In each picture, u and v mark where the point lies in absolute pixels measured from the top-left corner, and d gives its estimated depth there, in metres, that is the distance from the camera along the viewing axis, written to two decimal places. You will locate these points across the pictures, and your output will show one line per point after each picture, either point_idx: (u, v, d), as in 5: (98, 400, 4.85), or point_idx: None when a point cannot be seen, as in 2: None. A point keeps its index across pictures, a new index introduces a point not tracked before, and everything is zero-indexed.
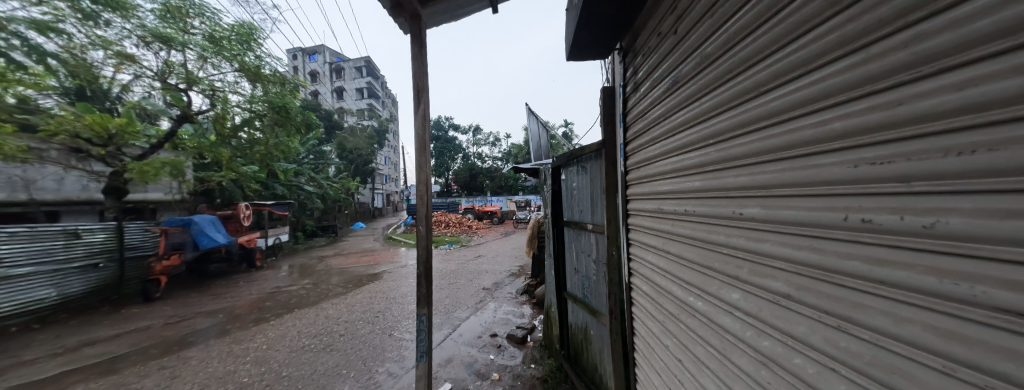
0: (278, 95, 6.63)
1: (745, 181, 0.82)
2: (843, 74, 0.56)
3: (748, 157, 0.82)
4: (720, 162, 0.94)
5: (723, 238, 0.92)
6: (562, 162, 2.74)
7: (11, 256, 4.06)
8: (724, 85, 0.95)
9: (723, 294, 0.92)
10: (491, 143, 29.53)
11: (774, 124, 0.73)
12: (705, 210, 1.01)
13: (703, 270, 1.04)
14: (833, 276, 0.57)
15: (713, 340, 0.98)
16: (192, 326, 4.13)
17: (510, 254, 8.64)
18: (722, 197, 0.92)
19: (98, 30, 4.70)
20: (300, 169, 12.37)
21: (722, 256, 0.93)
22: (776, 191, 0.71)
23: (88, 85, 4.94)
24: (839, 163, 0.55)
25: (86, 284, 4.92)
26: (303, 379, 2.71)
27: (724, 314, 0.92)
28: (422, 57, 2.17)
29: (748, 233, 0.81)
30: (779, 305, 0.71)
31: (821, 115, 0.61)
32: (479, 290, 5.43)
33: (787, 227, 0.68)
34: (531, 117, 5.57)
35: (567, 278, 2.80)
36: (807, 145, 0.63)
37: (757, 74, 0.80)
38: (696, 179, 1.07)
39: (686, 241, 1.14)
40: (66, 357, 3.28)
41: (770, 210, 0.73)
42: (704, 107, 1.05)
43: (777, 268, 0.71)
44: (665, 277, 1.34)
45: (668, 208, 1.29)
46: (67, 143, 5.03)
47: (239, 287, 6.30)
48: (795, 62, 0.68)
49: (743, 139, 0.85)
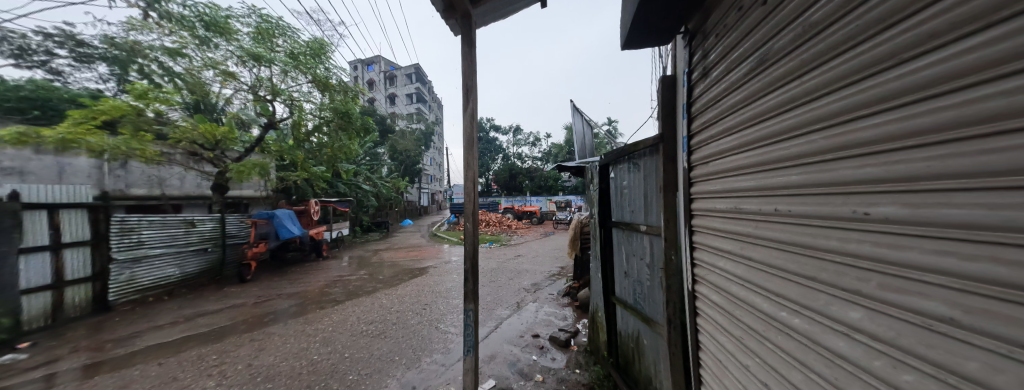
0: (342, 102, 7.36)
1: (846, 175, 0.65)
2: (994, 44, 0.40)
3: (850, 148, 0.65)
4: (807, 154, 0.77)
5: (807, 236, 0.77)
6: (612, 157, 2.58)
7: (150, 240, 5.13)
8: (816, 68, 0.76)
9: (808, 300, 0.77)
10: (531, 143, 29.65)
11: (897, 109, 0.56)
12: (790, 208, 0.83)
13: (780, 273, 0.89)
14: (992, 288, 0.39)
15: (797, 354, 0.82)
16: (274, 305, 4.78)
17: (551, 255, 8.53)
18: (813, 193, 0.74)
19: (210, 52, 5.77)
20: (359, 170, 13.73)
21: (802, 256, 0.79)
22: (895, 189, 0.54)
23: (202, 101, 6.10)
24: (986, 153, 0.40)
25: (199, 265, 6.00)
26: (362, 362, 2.94)
27: (824, 334, 0.72)
28: (473, 57, 2.22)
29: (845, 231, 0.66)
30: (891, 314, 0.56)
31: (961, 97, 0.45)
32: (521, 289, 5.45)
33: (921, 227, 0.50)
34: (577, 116, 5.33)
35: (616, 282, 2.65)
36: (944, 131, 0.48)
37: (872, 48, 0.61)
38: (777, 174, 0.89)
39: (760, 241, 0.98)
40: (185, 325, 4.01)
41: (891, 209, 0.55)
42: (788, 94, 0.86)
43: (888, 269, 0.56)
44: (729, 280, 1.17)
45: (737, 206, 1.10)
46: (188, 148, 6.09)
47: (307, 274, 7.13)
48: (934, 30, 0.50)
49: (844, 128, 0.67)
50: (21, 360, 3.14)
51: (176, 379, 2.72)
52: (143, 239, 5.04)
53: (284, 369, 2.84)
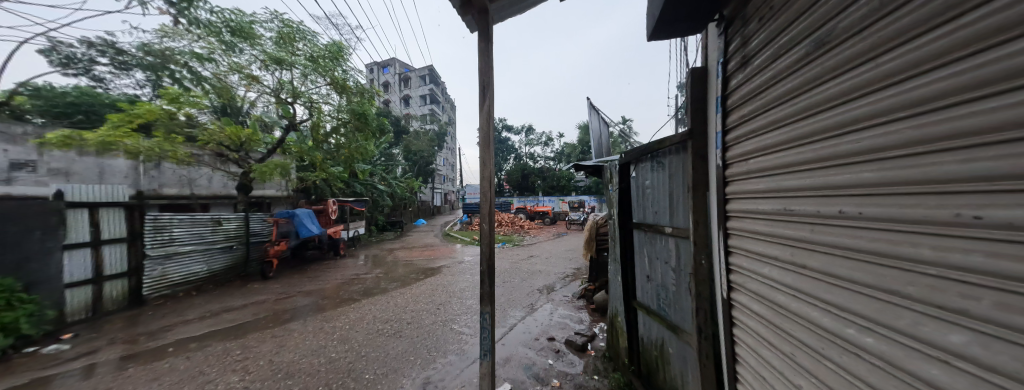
0: (358, 103, 7.52)
1: (942, 174, 0.55)
2: None
3: (947, 144, 0.55)
4: (886, 149, 0.67)
5: (886, 244, 0.67)
6: (634, 155, 2.48)
7: (180, 237, 5.43)
8: (902, 47, 0.65)
9: (885, 317, 0.68)
10: (544, 143, 29.44)
11: (991, 96, 0.47)
12: (861, 211, 0.73)
13: (844, 284, 0.79)
14: None
15: (866, 377, 0.73)
16: (294, 302, 4.92)
17: (564, 256, 8.40)
18: (895, 194, 0.65)
19: (234, 57, 6.03)
20: (375, 170, 14.03)
21: (878, 265, 0.70)
22: (986, 186, 0.46)
23: (228, 104, 6.42)
24: None
25: (225, 262, 6.30)
26: (378, 361, 2.95)
27: (908, 359, 0.62)
28: (489, 53, 2.18)
29: (936, 238, 0.57)
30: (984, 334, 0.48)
31: None
32: (535, 290, 5.38)
33: (1007, 231, 0.43)
34: (593, 114, 5.21)
35: (638, 286, 2.54)
36: None
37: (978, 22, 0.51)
38: (843, 173, 0.79)
39: (818, 248, 0.88)
40: (213, 319, 4.19)
41: (988, 208, 0.47)
42: (860, 79, 0.75)
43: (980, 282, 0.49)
44: (781, 291, 1.07)
45: (791, 207, 1.00)
46: (216, 149, 6.39)
47: (325, 272, 7.32)
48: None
49: (936, 118, 0.57)
50: (67, 350, 3.35)
51: (203, 373, 2.81)
52: (174, 236, 5.33)
53: (304, 366, 2.89)
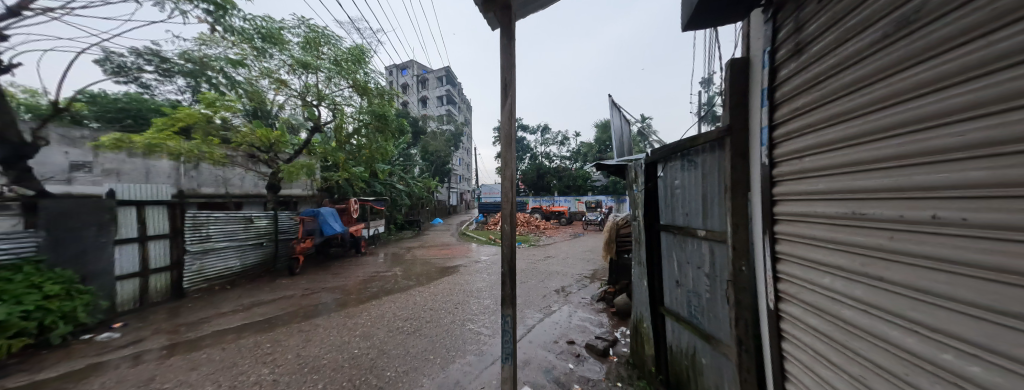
0: (379, 105, 7.72)
1: None
2: None
3: None
4: (996, 145, 0.56)
5: (990, 257, 0.58)
6: (662, 154, 2.36)
7: (216, 233, 5.78)
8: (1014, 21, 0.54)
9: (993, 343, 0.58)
10: (559, 142, 29.13)
11: None
12: (963, 216, 0.62)
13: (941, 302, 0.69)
14: None
15: None
16: (319, 298, 5.10)
17: (581, 257, 8.24)
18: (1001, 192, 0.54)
19: (265, 62, 6.36)
20: (394, 170, 14.39)
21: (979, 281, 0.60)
22: None
23: (259, 107, 6.77)
24: None
25: (255, 257, 6.64)
26: (399, 359, 2.99)
27: None
28: (511, 50, 2.13)
29: None
30: None
31: None
32: (553, 292, 5.29)
33: None
34: (614, 112, 5.07)
35: (665, 291, 2.43)
36: None
37: None
38: (939, 173, 0.67)
39: (902, 259, 0.77)
40: (245, 313, 4.41)
41: None
42: (966, 61, 0.63)
43: None
44: (849, 306, 0.96)
45: (863, 212, 0.88)
46: (248, 151, 6.75)
47: (347, 269, 7.57)
48: None
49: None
50: (118, 338, 3.62)
51: (237, 365, 2.94)
52: (211, 233, 5.68)
53: (329, 361, 2.96)
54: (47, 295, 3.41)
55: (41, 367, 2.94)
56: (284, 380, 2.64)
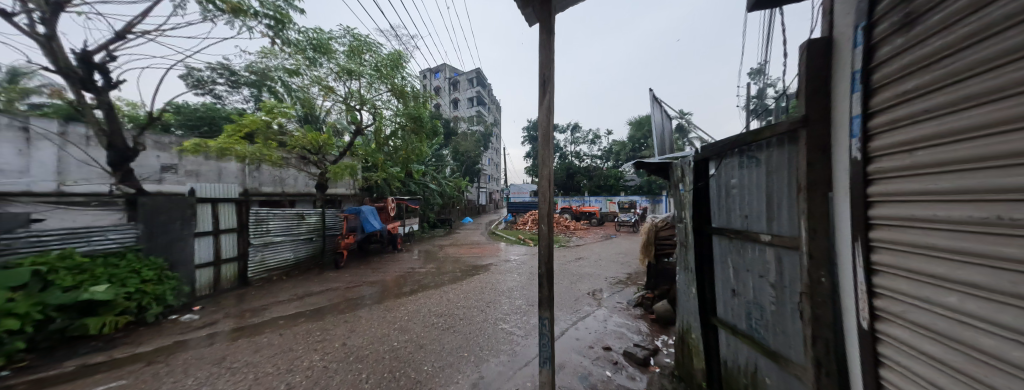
0: (414, 108, 8.08)
1: None
2: None
3: None
4: None
5: None
6: (717, 151, 2.15)
7: (274, 228, 6.42)
8: None
9: None
10: (589, 141, 28.39)
11: None
12: None
13: None
14: None
15: None
16: (361, 291, 5.44)
17: (615, 260, 7.93)
18: None
19: (315, 70, 6.89)
20: (427, 170, 14.99)
21: None
22: None
23: (310, 112, 7.38)
24: None
25: (305, 251, 7.26)
26: (435, 354, 3.06)
27: None
28: (550, 44, 2.08)
29: None
30: None
31: None
32: (586, 295, 5.14)
33: None
34: (654, 107, 4.79)
35: (719, 300, 2.23)
36: None
37: None
38: None
39: None
40: (297, 302, 4.82)
41: None
42: None
43: None
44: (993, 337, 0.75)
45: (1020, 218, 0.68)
46: (300, 153, 7.39)
47: (384, 264, 7.99)
48: None
49: None
50: (196, 319, 4.13)
51: (292, 350, 3.21)
52: (270, 228, 6.31)
53: (371, 352, 3.13)
54: (144, 279, 4.00)
55: (139, 341, 3.44)
56: (332, 367, 2.82)
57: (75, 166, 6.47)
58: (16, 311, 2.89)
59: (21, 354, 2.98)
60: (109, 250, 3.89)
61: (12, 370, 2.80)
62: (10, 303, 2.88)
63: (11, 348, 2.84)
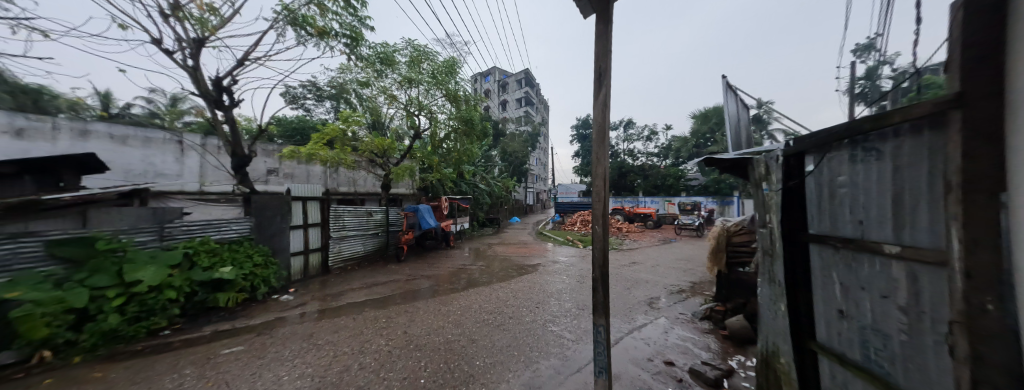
0: (467, 111, 8.53)
1: None
2: None
3: None
4: None
5: None
6: (819, 144, 1.79)
7: (348, 224, 7.40)
8: None
9: None
10: (644, 138, 26.45)
11: None
12: None
13: None
14: None
15: None
16: (418, 284, 5.93)
17: (675, 267, 7.22)
18: None
19: (382, 81, 7.75)
20: (477, 171, 15.70)
21: None
22: None
23: (377, 120, 8.31)
24: None
25: (372, 245, 8.22)
26: (486, 351, 3.16)
27: None
28: (607, 36, 1.99)
29: None
30: None
31: None
32: (641, 302, 4.78)
33: None
34: (726, 95, 4.26)
35: (819, 321, 1.88)
36: None
37: None
38: None
39: None
40: (367, 291, 5.47)
41: None
42: None
43: None
44: None
45: None
46: (369, 157, 8.37)
47: (439, 259, 8.58)
48: None
49: None
50: (290, 300, 4.96)
51: (362, 333, 3.65)
52: (345, 224, 7.29)
53: (429, 342, 3.38)
54: (255, 264, 4.98)
55: (252, 315, 4.28)
56: (395, 353, 3.11)
57: (212, 170, 8.35)
58: (175, 283, 3.82)
59: (178, 318, 3.93)
60: (232, 238, 4.93)
61: (171, 331, 3.73)
62: (171, 277, 3.84)
63: (171, 313, 3.75)
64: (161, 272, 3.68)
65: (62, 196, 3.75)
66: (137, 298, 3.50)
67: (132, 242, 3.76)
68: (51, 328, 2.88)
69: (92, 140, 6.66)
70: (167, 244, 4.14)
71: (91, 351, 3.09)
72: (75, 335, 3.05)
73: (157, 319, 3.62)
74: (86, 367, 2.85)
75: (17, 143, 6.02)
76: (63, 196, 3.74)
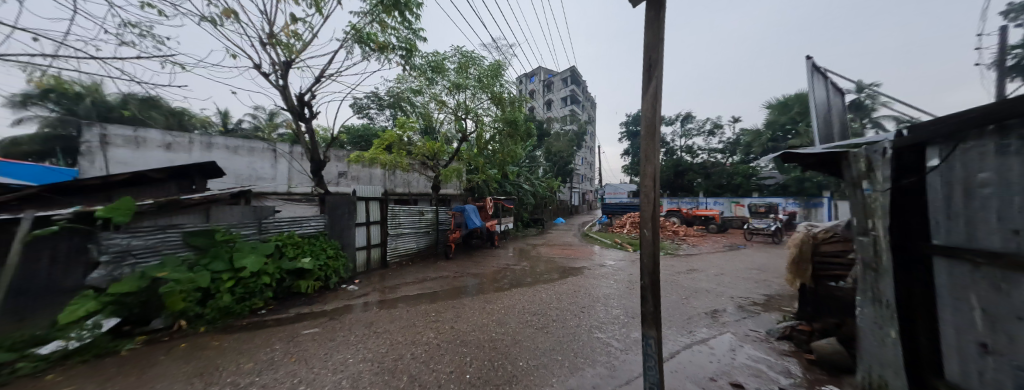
0: (511, 112, 8.76)
1: None
2: None
3: None
4: None
5: None
6: (949, 132, 1.42)
7: (403, 223, 8.21)
8: None
9: None
10: (706, 132, 23.73)
11: None
12: None
13: None
14: None
15: None
16: (466, 281, 6.28)
17: (744, 277, 6.36)
18: None
19: (433, 88, 8.40)
20: (521, 172, 15.92)
21: None
22: None
23: (430, 125, 9.01)
24: None
25: (423, 242, 8.97)
26: (529, 352, 3.20)
27: None
28: (660, 23, 1.88)
29: None
30: None
31: None
32: (702, 314, 4.33)
33: None
34: (812, 78, 3.64)
35: (952, 356, 1.51)
36: None
37: None
38: None
39: None
40: (420, 285, 6.00)
41: None
42: None
43: None
44: None
45: None
46: (422, 160, 9.12)
47: (485, 258, 8.94)
48: None
49: None
50: (356, 290, 5.69)
51: (416, 325, 4.02)
52: (400, 222, 8.11)
53: (476, 338, 3.57)
54: (329, 256, 5.85)
55: (326, 301, 5.05)
56: (444, 346, 3.34)
57: (295, 174, 10.12)
58: (269, 270, 4.72)
59: (271, 300, 4.80)
60: (311, 232, 5.89)
61: (266, 310, 4.59)
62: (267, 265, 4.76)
63: (265, 296, 4.62)
64: (258, 261, 4.58)
65: (194, 196, 4.58)
66: (242, 282, 4.39)
67: (239, 235, 4.72)
68: (185, 302, 3.75)
69: (214, 151, 8.60)
70: (263, 236, 5.10)
71: (210, 323, 3.93)
72: (202, 309, 3.96)
73: (255, 300, 4.49)
74: (209, 335, 3.63)
75: (167, 153, 8.03)
76: (193, 197, 4.62)
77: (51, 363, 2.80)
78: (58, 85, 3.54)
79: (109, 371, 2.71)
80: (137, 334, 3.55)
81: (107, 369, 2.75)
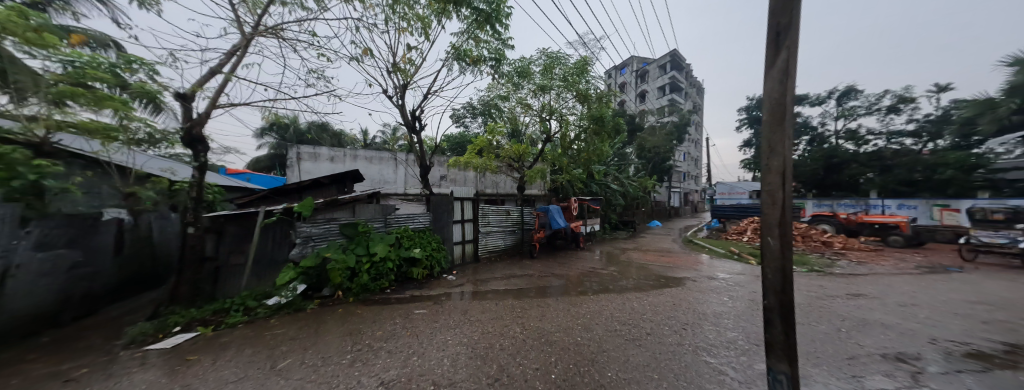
0: (597, 108, 8.55)
1: None
2: None
3: None
4: None
5: None
6: None
7: (491, 223, 9.15)
8: None
9: None
10: (890, 106, 16.75)
11: None
12: None
13: None
14: None
15: None
16: (550, 282, 6.49)
17: (964, 315, 4.28)
18: None
19: (519, 92, 8.99)
20: (609, 171, 15.10)
21: None
22: None
23: (517, 128, 9.70)
24: None
25: (509, 240, 9.74)
26: (617, 365, 3.01)
27: None
28: None
29: None
30: None
31: None
32: (875, 357, 3.18)
33: None
34: None
35: None
36: None
37: None
38: None
39: None
40: (506, 281, 6.58)
41: None
42: None
43: None
44: None
45: None
46: (510, 163, 9.88)
47: (569, 260, 8.97)
48: None
49: None
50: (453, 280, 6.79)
51: (503, 318, 4.52)
52: (489, 221, 9.08)
53: (560, 340, 3.70)
54: (433, 248, 7.04)
55: (430, 288, 6.19)
56: (528, 343, 3.60)
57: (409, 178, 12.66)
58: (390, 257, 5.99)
59: (393, 283, 6.17)
60: (420, 227, 7.25)
61: (389, 290, 5.96)
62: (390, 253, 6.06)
63: (387, 279, 5.95)
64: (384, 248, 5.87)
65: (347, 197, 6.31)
66: (376, 266, 5.76)
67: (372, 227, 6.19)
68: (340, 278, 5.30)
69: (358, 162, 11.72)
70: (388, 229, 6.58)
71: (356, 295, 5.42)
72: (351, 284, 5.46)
73: (382, 281, 5.83)
74: (354, 305, 5.05)
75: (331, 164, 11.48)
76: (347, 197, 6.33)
77: (274, 311, 4.61)
78: (278, 119, 5.72)
79: (300, 323, 4.19)
80: (315, 297, 5.32)
81: (299, 320, 4.29)
